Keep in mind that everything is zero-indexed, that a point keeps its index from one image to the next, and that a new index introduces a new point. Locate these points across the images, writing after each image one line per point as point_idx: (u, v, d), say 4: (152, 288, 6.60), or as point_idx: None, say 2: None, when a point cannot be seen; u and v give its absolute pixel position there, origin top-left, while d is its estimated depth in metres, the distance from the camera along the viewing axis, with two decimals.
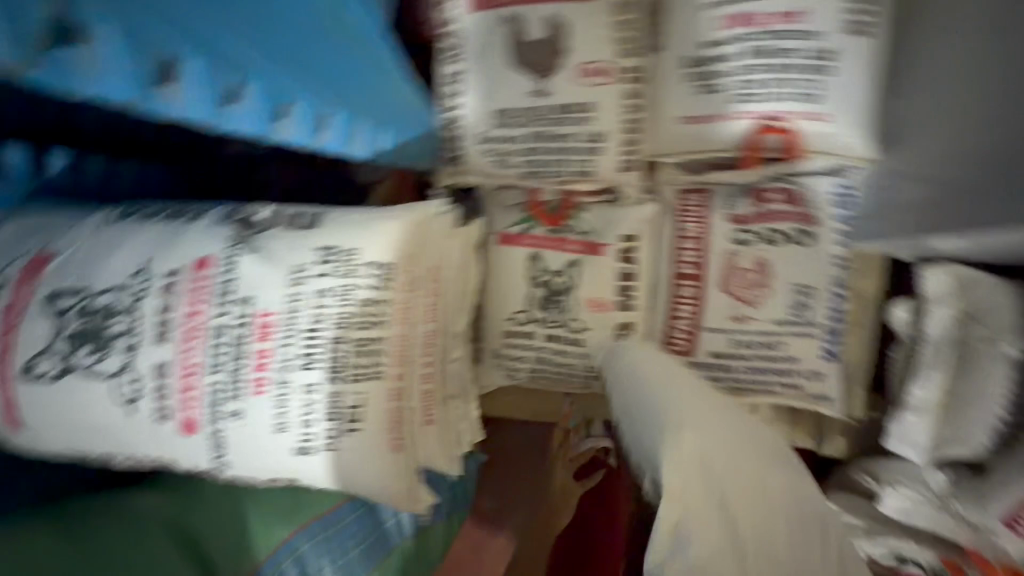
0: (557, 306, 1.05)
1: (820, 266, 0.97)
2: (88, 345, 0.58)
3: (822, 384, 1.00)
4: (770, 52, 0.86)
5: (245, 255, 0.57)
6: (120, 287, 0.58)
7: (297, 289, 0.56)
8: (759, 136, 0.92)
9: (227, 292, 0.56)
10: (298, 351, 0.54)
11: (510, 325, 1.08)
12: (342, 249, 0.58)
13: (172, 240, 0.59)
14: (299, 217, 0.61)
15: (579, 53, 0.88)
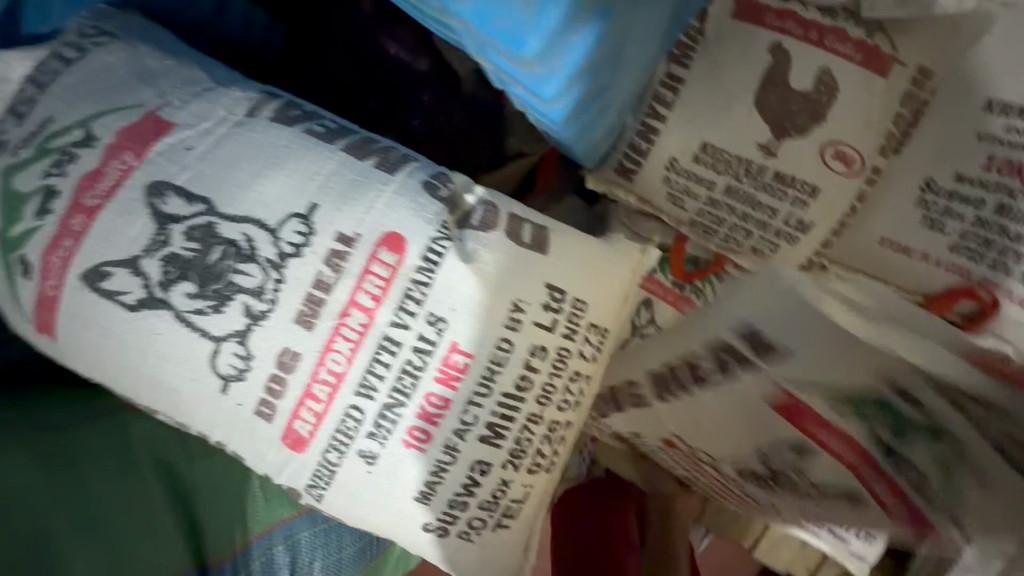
0: None
1: None
2: (190, 283, 0.45)
3: (867, 549, 0.95)
4: (1020, 219, 0.75)
5: (449, 259, 0.46)
6: (261, 227, 0.45)
7: (505, 339, 0.48)
8: (955, 295, 0.82)
9: (409, 300, 0.46)
10: (483, 417, 0.48)
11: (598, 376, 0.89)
12: (562, 300, 0.49)
13: (347, 193, 0.46)
14: (516, 228, 0.49)
15: (836, 126, 0.72)
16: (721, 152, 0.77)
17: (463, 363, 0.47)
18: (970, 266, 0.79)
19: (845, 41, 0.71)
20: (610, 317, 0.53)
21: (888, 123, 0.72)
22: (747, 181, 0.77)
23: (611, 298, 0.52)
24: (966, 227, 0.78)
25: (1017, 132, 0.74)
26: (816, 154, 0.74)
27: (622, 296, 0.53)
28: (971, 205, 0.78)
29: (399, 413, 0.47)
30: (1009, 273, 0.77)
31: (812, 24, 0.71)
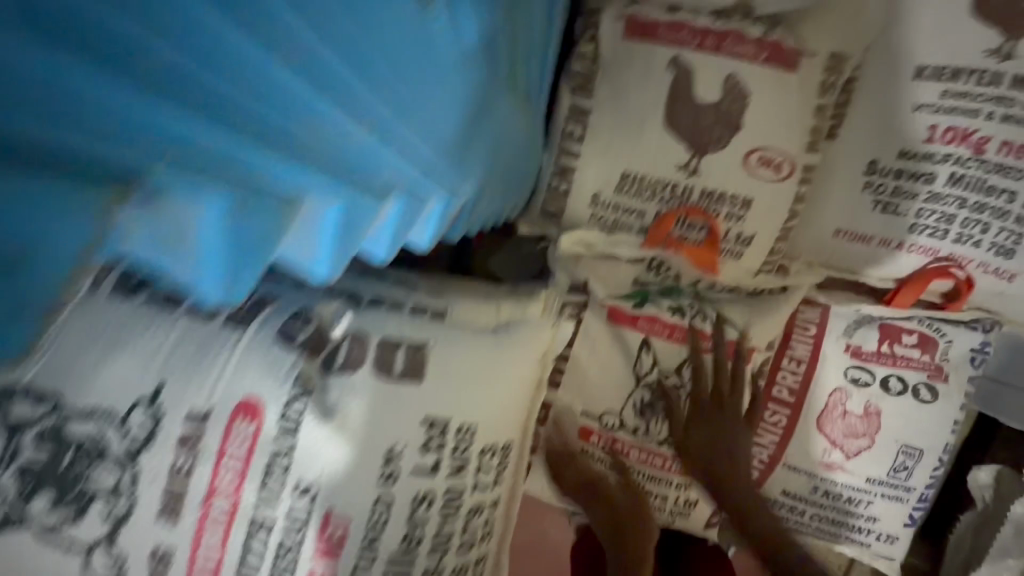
0: (654, 412, 0.76)
1: (933, 430, 0.85)
2: (45, 493, 0.46)
3: (891, 547, 0.91)
4: (972, 186, 0.70)
5: (310, 415, 0.50)
6: (107, 415, 0.47)
7: (387, 488, 0.52)
8: (930, 275, 0.76)
9: (271, 472, 0.49)
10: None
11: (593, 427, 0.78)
12: (445, 432, 0.54)
13: (193, 370, 0.49)
14: (387, 362, 0.53)
15: (755, 132, 0.67)
16: (642, 179, 0.72)
17: (339, 524, 0.51)
18: (938, 245, 0.74)
19: (746, 43, 0.66)
20: (502, 433, 0.57)
21: (810, 117, 0.67)
22: (675, 205, 0.72)
23: (501, 416, 0.57)
24: (920, 204, 0.73)
25: (953, 97, 0.69)
26: (741, 163, 0.69)
27: (509, 406, 0.58)
28: (921, 181, 0.72)
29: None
30: (977, 244, 0.73)
31: (706, 30, 0.66)
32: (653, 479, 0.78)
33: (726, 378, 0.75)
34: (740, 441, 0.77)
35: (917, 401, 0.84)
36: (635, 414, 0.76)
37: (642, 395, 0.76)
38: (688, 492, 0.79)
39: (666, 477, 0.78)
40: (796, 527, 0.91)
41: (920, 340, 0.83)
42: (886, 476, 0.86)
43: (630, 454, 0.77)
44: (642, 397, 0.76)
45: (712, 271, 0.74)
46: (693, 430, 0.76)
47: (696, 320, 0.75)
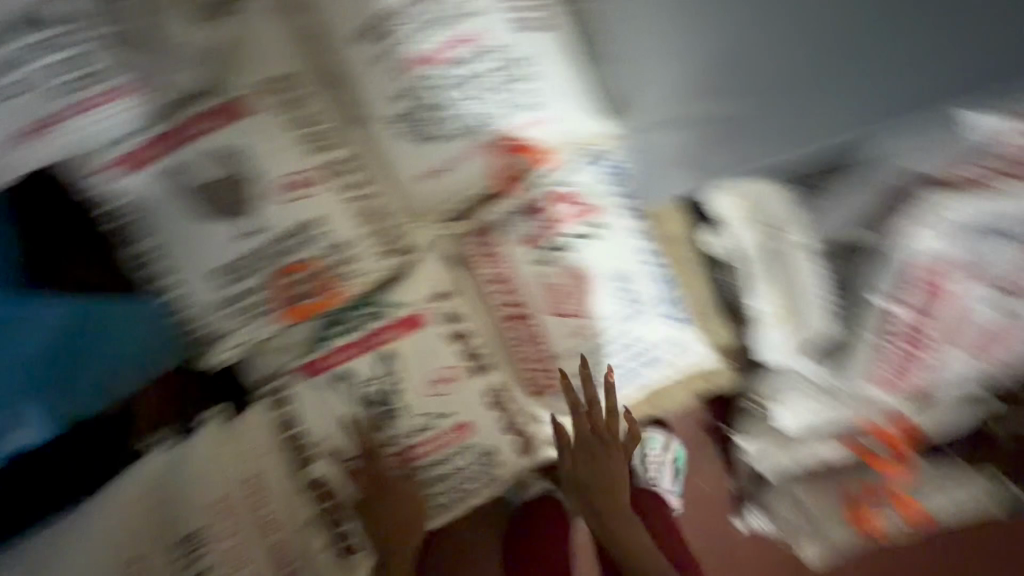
0: (395, 416, 0.83)
1: (623, 248, 0.94)
2: None
3: (681, 347, 1.00)
4: (462, 84, 0.84)
5: None
6: None
7: None
8: (504, 155, 0.88)
9: None
10: None
11: (365, 461, 0.83)
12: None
13: None
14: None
15: (270, 173, 0.76)
16: (233, 263, 0.78)
17: None
18: (477, 138, 0.87)
19: (203, 124, 0.74)
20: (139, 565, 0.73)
21: (298, 137, 0.77)
22: (275, 260, 0.78)
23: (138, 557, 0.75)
24: (446, 119, 0.85)
25: (391, 44, 0.81)
26: (283, 201, 0.77)
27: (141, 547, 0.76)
28: (429, 108, 0.84)
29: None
30: (506, 116, 0.86)
31: (175, 130, 0.74)
32: (442, 463, 0.85)
33: (425, 345, 0.84)
34: (471, 380, 0.86)
35: (593, 240, 0.94)
36: (379, 428, 0.83)
37: (371, 412, 0.83)
38: (476, 448, 0.86)
39: (450, 448, 0.85)
40: (609, 391, 0.98)
41: (559, 198, 0.93)
42: (619, 308, 0.96)
43: (407, 459, 0.84)
44: (370, 415, 0.83)
45: (338, 292, 0.82)
46: (433, 404, 0.84)
47: (369, 323, 0.83)
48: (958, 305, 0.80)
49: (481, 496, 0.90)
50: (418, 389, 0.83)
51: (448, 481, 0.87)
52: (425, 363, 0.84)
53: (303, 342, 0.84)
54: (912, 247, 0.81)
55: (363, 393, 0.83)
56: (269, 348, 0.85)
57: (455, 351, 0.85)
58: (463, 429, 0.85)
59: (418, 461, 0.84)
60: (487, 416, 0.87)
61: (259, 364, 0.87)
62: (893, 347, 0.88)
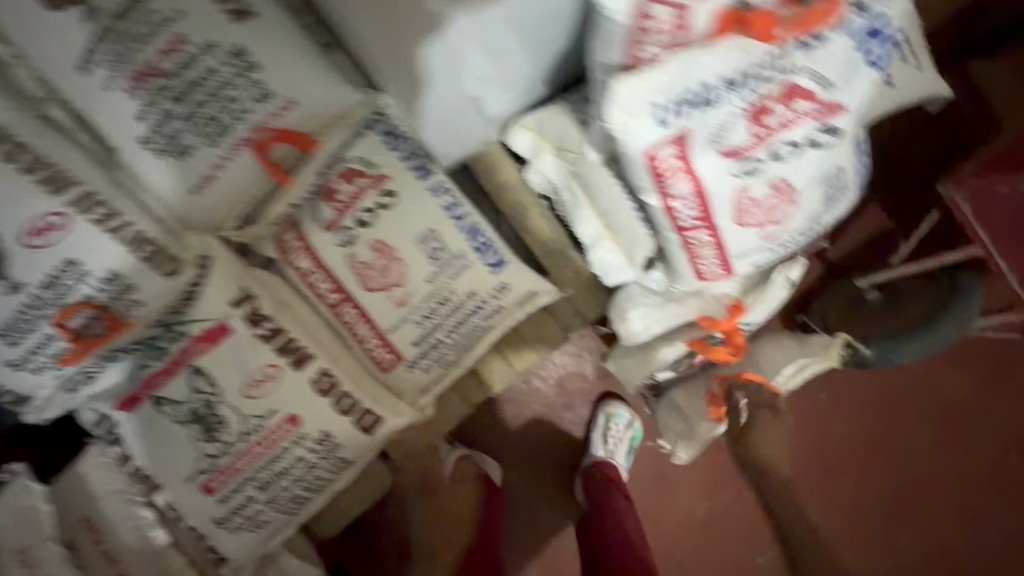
0: (219, 427, 0.84)
1: (423, 208, 0.95)
2: None
3: (514, 290, 1.00)
4: (190, 88, 0.80)
5: None
6: None
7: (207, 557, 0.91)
8: (263, 145, 0.85)
9: None
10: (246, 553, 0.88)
11: (205, 474, 0.84)
12: None
13: None
14: None
15: (9, 225, 0.75)
16: (7, 323, 0.78)
17: None
18: (237, 134, 0.83)
19: None
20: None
21: (31, 181, 0.76)
22: (49, 309, 0.78)
23: None
24: (191, 127, 0.82)
25: (110, 65, 0.79)
26: (33, 249, 0.76)
27: None
28: (169, 119, 0.82)
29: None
30: (251, 109, 0.83)
31: None
32: (277, 461, 0.85)
33: (235, 350, 0.85)
34: (291, 372, 0.87)
35: (390, 207, 0.94)
36: (208, 442, 0.84)
37: (196, 429, 0.84)
38: (310, 438, 0.86)
39: (284, 443, 0.85)
40: (452, 347, 1.00)
41: (346, 176, 0.94)
42: (435, 267, 0.95)
43: (243, 464, 0.84)
44: (196, 431, 0.84)
45: (126, 322, 0.82)
46: (255, 406, 0.85)
47: (176, 343, 0.84)
48: (721, 188, 0.75)
49: (339, 479, 0.90)
50: (236, 394, 0.84)
51: (293, 478, 0.86)
52: (238, 368, 0.85)
53: (122, 377, 0.87)
54: (632, 147, 0.68)
55: (182, 413, 0.84)
56: (89, 393, 0.86)
57: (268, 347, 0.86)
58: (291, 422, 0.85)
59: (254, 463, 0.84)
60: (319, 404, 0.87)
61: (88, 409, 0.88)
62: (688, 242, 0.85)
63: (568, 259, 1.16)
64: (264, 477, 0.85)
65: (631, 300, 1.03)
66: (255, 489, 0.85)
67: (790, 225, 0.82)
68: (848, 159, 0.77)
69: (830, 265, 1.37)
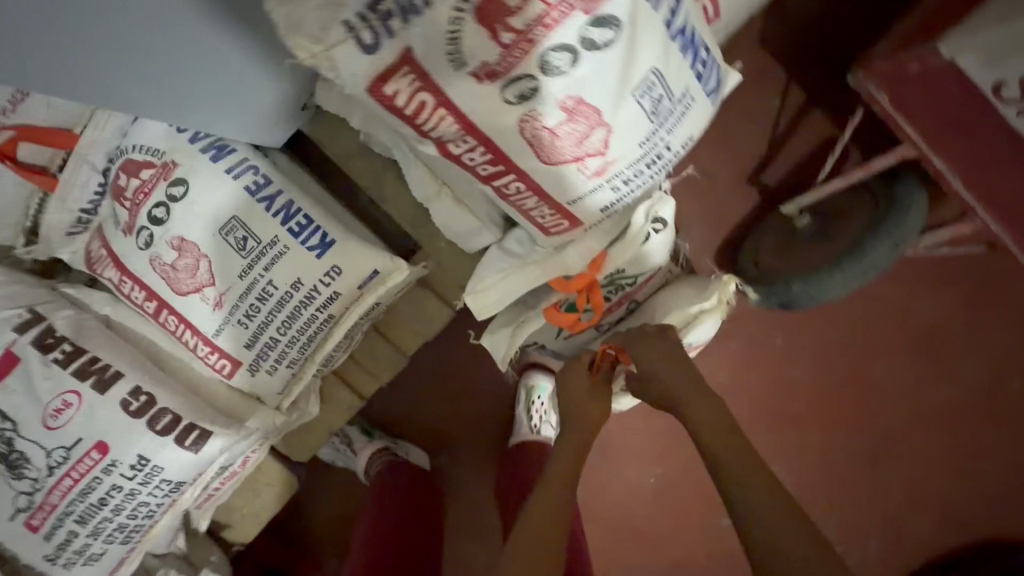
0: (24, 465, 0.77)
1: (220, 196, 0.83)
2: None
3: (349, 271, 0.88)
4: None
5: None
6: None
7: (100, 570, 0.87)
8: (12, 150, 0.75)
9: None
10: (124, 558, 0.86)
11: (23, 516, 0.78)
12: None
13: None
14: None
15: None
16: None
17: None
18: None
19: None
20: None
21: None
22: None
23: None
24: None
25: None
26: None
27: None
28: None
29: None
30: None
31: None
32: (92, 490, 0.80)
33: (26, 381, 0.77)
34: (96, 400, 0.79)
35: (183, 200, 0.82)
36: (17, 482, 0.78)
37: (1, 468, 0.78)
38: (124, 465, 0.80)
39: (98, 472, 0.79)
40: (292, 346, 0.90)
41: (128, 170, 0.81)
42: (245, 259, 0.84)
43: (57, 499, 0.79)
44: (2, 471, 0.78)
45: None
46: (56, 438, 0.78)
47: None
48: (498, 122, 0.58)
49: (173, 497, 0.86)
50: (33, 429, 0.77)
51: (116, 504, 0.81)
52: (31, 402, 0.77)
53: None
54: (351, 85, 0.56)
55: None
56: None
57: (64, 374, 0.79)
58: (101, 450, 0.79)
59: (69, 499, 0.79)
60: (132, 426, 0.81)
61: None
62: (504, 192, 0.70)
63: (431, 224, 1.01)
64: (85, 509, 0.80)
65: (490, 266, 0.87)
66: (77, 521, 0.80)
67: (617, 156, 0.65)
68: (666, 58, 0.60)
69: (764, 190, 1.15)
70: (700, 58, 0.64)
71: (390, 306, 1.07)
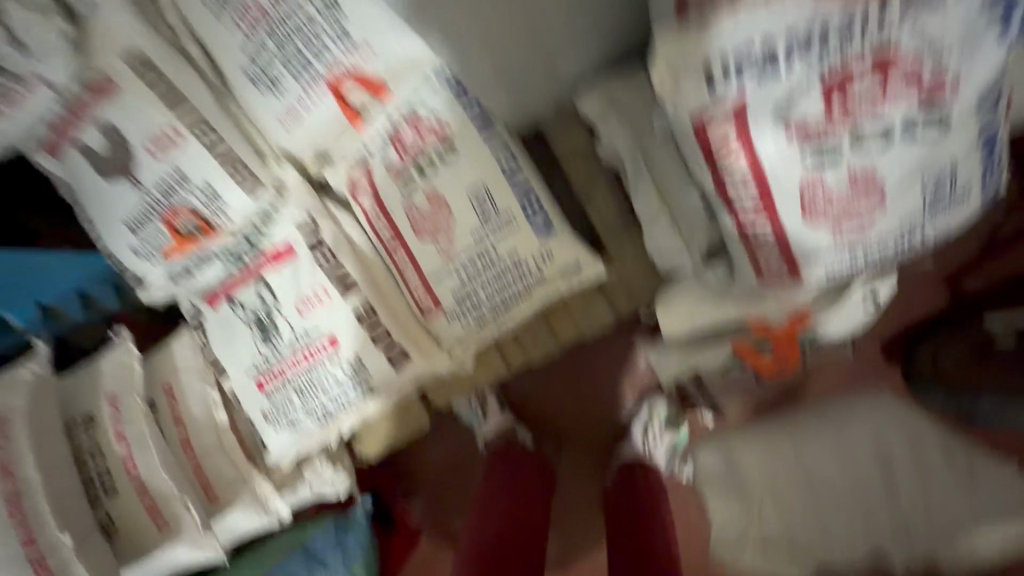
0: (274, 334, 0.96)
1: (479, 163, 0.97)
2: None
3: (556, 259, 0.99)
4: (280, 27, 0.87)
5: None
6: None
7: (290, 431, 0.99)
8: (341, 87, 0.93)
9: None
10: (314, 427, 0.99)
11: (258, 375, 0.97)
12: None
13: None
14: None
15: (139, 137, 0.91)
16: (135, 217, 0.95)
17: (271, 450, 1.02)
18: (317, 72, 0.91)
19: (87, 103, 0.90)
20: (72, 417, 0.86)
21: (158, 102, 0.90)
22: (158, 209, 0.94)
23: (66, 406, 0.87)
24: (281, 63, 0.90)
25: (226, 2, 0.90)
26: (154, 159, 0.91)
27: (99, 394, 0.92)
28: (265, 57, 0.90)
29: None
30: (331, 52, 0.88)
31: (69, 113, 0.91)
32: (315, 372, 0.96)
33: (296, 270, 0.97)
34: (340, 304, 0.96)
35: (447, 162, 0.98)
36: (265, 346, 0.96)
37: (257, 332, 0.97)
38: (344, 359, 0.96)
39: (327, 361, 0.96)
40: (489, 306, 1.03)
41: (413, 125, 0.97)
42: (480, 224, 0.97)
43: (289, 368, 0.96)
44: (257, 333, 0.97)
45: (215, 229, 0.96)
46: (304, 322, 0.95)
47: (253, 255, 0.99)
48: (784, 175, 0.65)
49: (367, 399, 0.99)
50: (288, 310, 0.95)
51: (323, 392, 0.97)
52: (293, 287, 0.96)
53: (207, 280, 1.02)
54: (676, 110, 0.63)
55: (247, 315, 0.97)
56: (188, 297, 1.04)
57: (322, 273, 0.97)
58: (331, 342, 0.96)
59: (296, 373, 0.96)
60: (358, 330, 0.96)
61: (181, 293, 1.04)
62: (749, 238, 0.74)
63: (625, 236, 1.10)
64: (304, 385, 0.96)
65: (686, 292, 0.92)
66: (297, 393, 0.97)
67: (880, 230, 0.69)
68: (964, 157, 0.64)
69: (956, 296, 1.13)
70: (992, 164, 0.68)
71: (561, 297, 1.17)
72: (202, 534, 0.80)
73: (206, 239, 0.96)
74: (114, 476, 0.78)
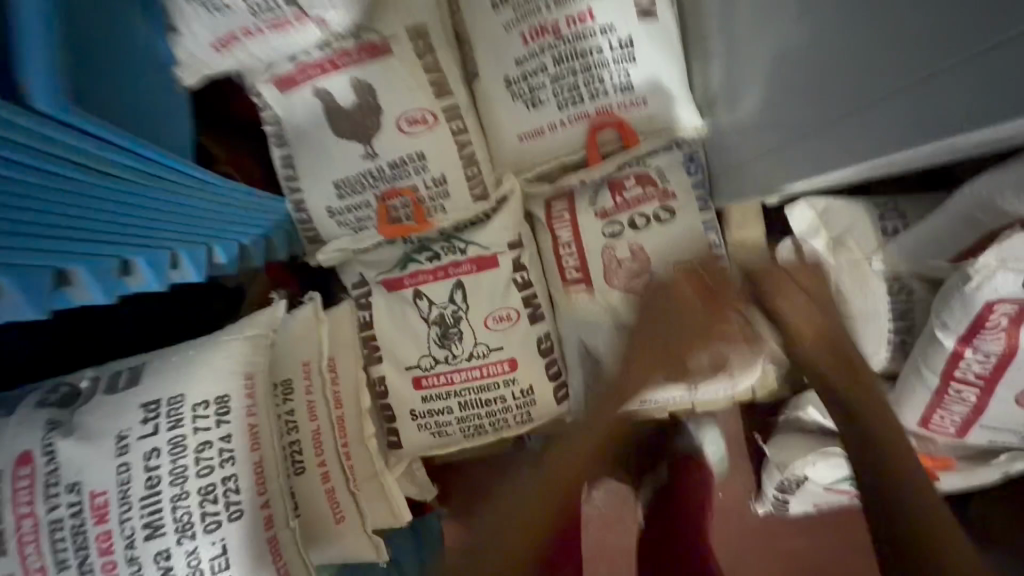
0: (454, 340, 0.93)
1: (694, 236, 0.95)
2: None
3: None
4: (571, 57, 0.89)
5: (61, 440, 0.64)
6: None
7: (432, 433, 0.96)
8: (598, 125, 0.94)
9: (51, 486, 0.63)
10: (456, 436, 0.97)
11: (419, 373, 0.95)
12: (163, 401, 0.67)
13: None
14: (116, 380, 0.69)
15: (392, 107, 0.87)
16: (350, 180, 0.91)
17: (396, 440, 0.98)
18: (584, 108, 0.92)
19: (350, 55, 0.86)
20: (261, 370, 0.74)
21: (424, 81, 0.87)
22: (381, 182, 0.91)
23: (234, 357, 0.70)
24: (552, 87, 0.91)
25: (520, 10, 0.89)
26: (397, 133, 0.88)
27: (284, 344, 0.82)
28: (540, 74, 0.91)
29: (185, 494, 0.64)
30: (606, 94, 0.91)
31: (327, 58, 0.86)
32: (481, 388, 0.94)
33: (490, 282, 0.94)
34: (526, 328, 0.94)
35: (661, 224, 0.95)
36: (439, 348, 0.94)
37: (436, 331, 0.94)
38: (517, 385, 0.94)
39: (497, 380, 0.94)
40: None
41: (638, 180, 0.96)
42: None
43: (457, 376, 0.94)
44: (437, 332, 0.94)
45: (427, 220, 0.93)
46: (487, 336, 0.93)
47: (451, 255, 0.95)
48: None
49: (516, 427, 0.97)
50: (475, 320, 0.93)
51: (482, 408, 0.95)
52: (484, 299, 0.94)
53: (383, 259, 0.98)
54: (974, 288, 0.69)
55: (430, 311, 0.94)
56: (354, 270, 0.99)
57: (517, 293, 0.94)
58: (510, 364, 0.94)
59: (464, 383, 0.94)
60: (534, 359, 0.95)
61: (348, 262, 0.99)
62: (945, 394, 0.82)
63: None
64: (466, 397, 0.94)
65: None
66: (457, 402, 0.95)
67: None
68: None
69: None
70: None
71: None
72: (369, 532, 0.81)
73: (411, 226, 0.93)
74: (304, 458, 0.78)
